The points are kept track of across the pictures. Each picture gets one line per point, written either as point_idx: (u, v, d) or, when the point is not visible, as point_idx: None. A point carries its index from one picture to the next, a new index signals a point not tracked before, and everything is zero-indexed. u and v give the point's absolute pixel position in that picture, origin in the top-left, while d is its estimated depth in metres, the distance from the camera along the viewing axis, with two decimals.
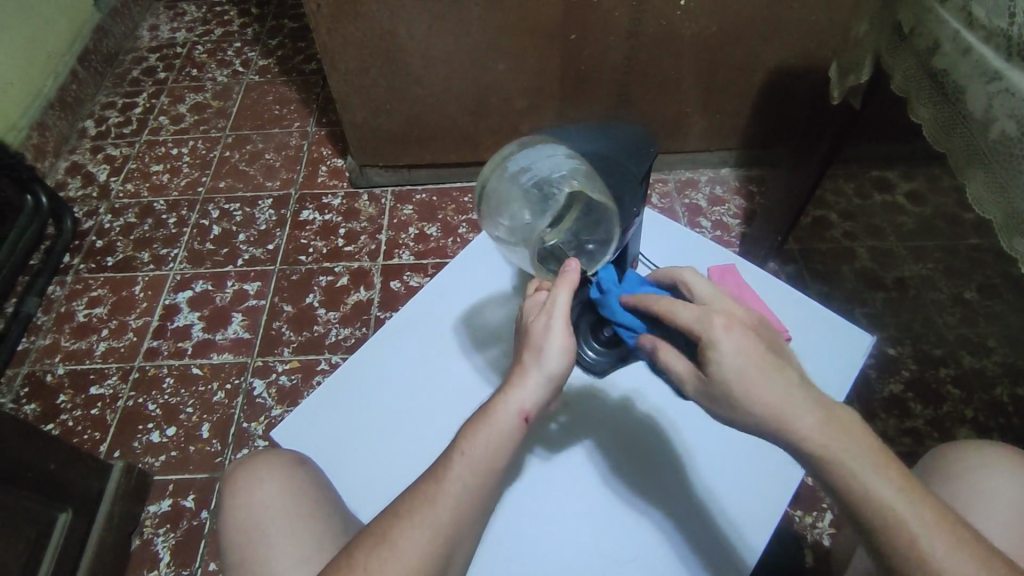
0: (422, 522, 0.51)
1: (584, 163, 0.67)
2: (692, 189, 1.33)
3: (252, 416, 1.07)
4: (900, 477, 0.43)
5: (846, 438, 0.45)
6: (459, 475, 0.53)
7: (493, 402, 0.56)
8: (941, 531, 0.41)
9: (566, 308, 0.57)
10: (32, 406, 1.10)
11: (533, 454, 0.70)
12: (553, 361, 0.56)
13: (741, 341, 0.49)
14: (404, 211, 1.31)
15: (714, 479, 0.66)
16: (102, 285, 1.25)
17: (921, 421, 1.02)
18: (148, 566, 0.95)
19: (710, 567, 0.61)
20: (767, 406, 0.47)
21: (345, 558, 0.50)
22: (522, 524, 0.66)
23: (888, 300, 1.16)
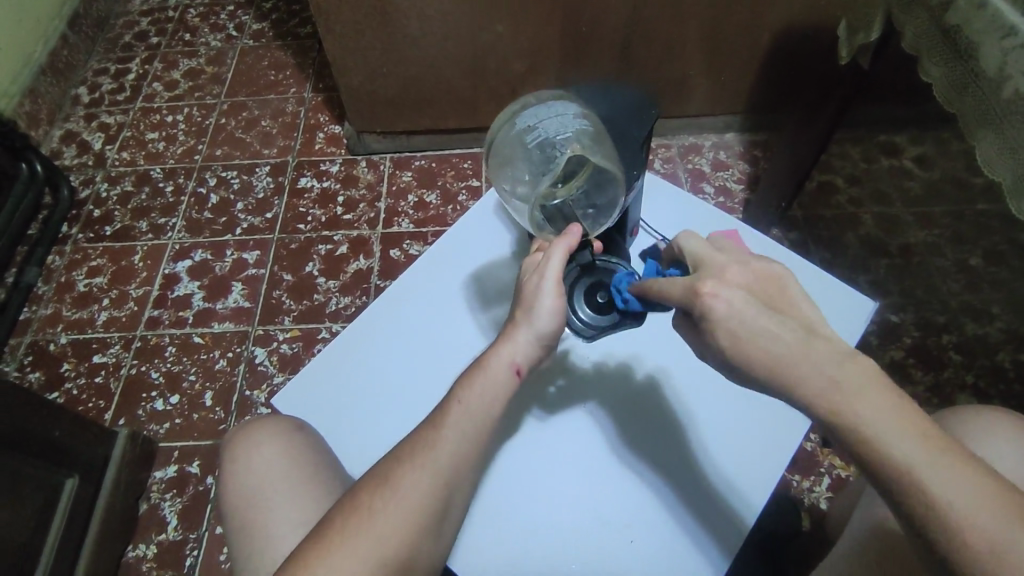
0: (425, 464, 0.51)
1: (591, 126, 0.65)
2: (695, 154, 1.31)
3: (254, 383, 1.08)
4: (925, 432, 0.39)
5: (862, 394, 0.41)
6: (456, 423, 0.54)
7: (486, 356, 0.57)
8: (972, 489, 0.36)
9: (559, 269, 0.58)
10: (36, 374, 1.11)
11: (529, 414, 0.70)
12: (543, 321, 0.57)
13: (737, 301, 0.47)
14: (403, 178, 1.30)
15: (711, 441, 0.67)
16: (101, 254, 1.25)
17: (922, 387, 1.02)
18: (156, 530, 0.97)
19: (704, 525, 0.62)
20: (773, 367, 0.44)
21: (346, 499, 0.51)
22: (516, 482, 0.66)
23: (892, 267, 1.15)
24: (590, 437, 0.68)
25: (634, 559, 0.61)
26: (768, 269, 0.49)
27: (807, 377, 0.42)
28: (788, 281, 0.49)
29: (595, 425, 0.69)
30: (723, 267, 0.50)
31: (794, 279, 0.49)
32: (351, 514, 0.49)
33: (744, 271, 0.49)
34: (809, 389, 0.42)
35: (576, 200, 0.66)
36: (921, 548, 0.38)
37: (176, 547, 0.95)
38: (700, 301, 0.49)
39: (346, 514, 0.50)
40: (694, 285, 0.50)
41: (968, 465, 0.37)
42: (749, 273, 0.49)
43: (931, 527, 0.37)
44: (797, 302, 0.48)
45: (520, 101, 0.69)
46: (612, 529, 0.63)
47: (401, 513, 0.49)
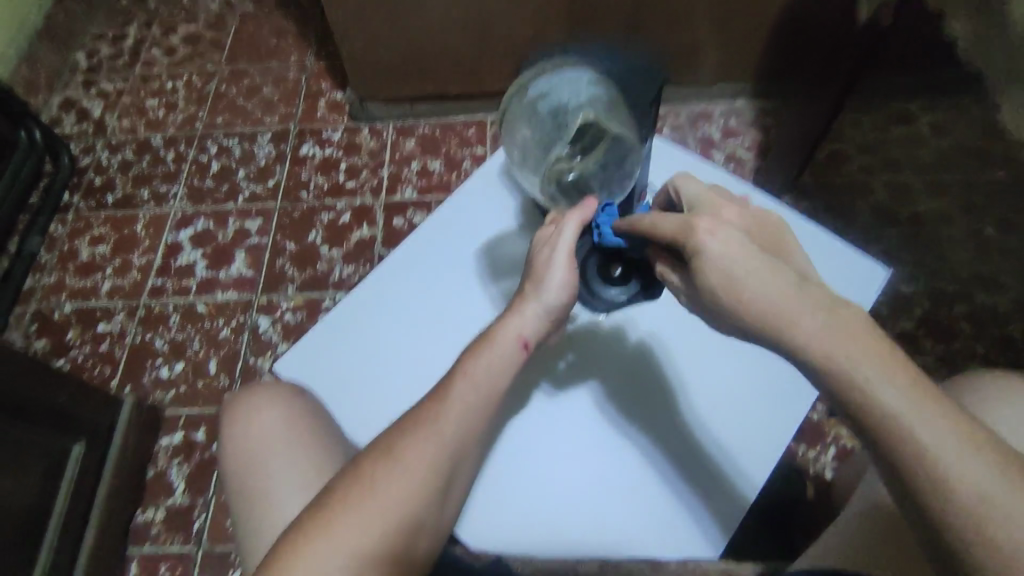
0: (430, 436, 0.51)
1: (606, 99, 0.66)
2: (705, 121, 1.28)
3: (259, 351, 1.08)
4: (906, 375, 0.40)
5: (850, 338, 0.42)
6: (461, 395, 0.53)
7: (494, 329, 0.57)
8: (947, 428, 0.38)
9: (570, 243, 0.58)
10: (43, 342, 1.12)
11: (538, 389, 0.69)
12: (551, 295, 0.57)
13: (730, 241, 0.47)
14: (406, 145, 1.27)
15: (720, 417, 0.66)
16: (103, 223, 1.24)
17: (930, 357, 1.02)
18: (164, 495, 0.98)
19: (706, 500, 0.62)
20: (764, 309, 0.45)
21: (351, 466, 0.50)
22: (523, 457, 0.66)
23: (905, 237, 1.12)
24: (597, 412, 0.67)
25: (635, 534, 0.62)
26: (763, 218, 0.52)
27: (795, 322, 0.43)
28: (780, 233, 0.52)
29: (603, 399, 0.68)
30: (717, 210, 0.53)
31: (784, 232, 0.52)
32: (353, 483, 0.48)
33: (739, 216, 0.52)
34: (799, 332, 0.43)
35: (592, 172, 0.64)
36: (895, 483, 0.40)
37: (183, 512, 0.96)
38: (694, 238, 0.49)
39: (348, 484, 0.48)
40: (688, 220, 0.50)
41: (945, 410, 0.39)
42: (745, 219, 0.52)
43: (909, 463, 0.38)
44: (788, 251, 0.50)
45: (537, 77, 0.71)
46: (617, 504, 0.63)
47: (407, 484, 0.48)
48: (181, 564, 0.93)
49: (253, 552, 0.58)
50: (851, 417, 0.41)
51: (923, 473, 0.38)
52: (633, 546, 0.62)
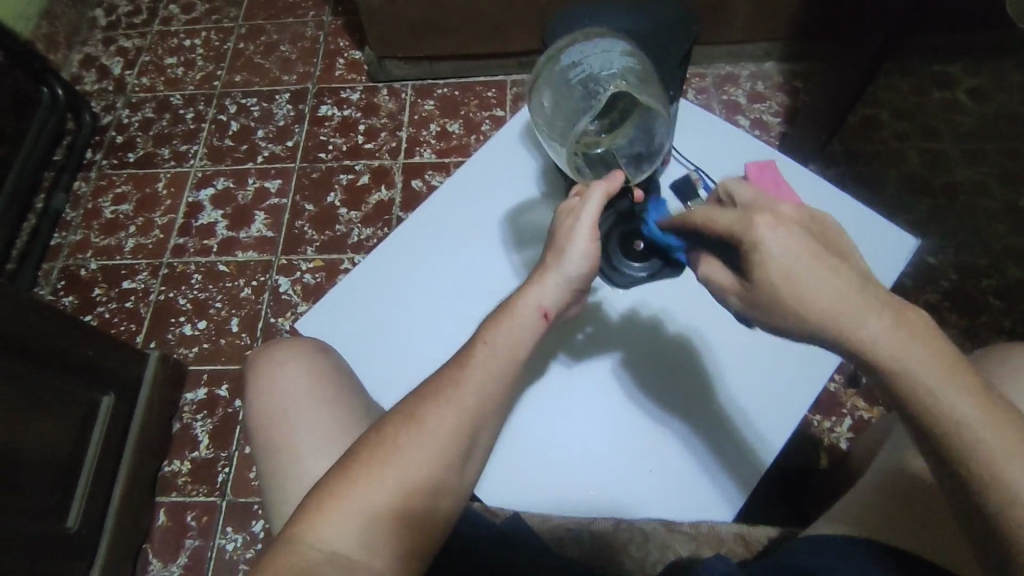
0: (450, 401, 0.50)
1: (642, 67, 0.62)
2: (731, 85, 1.24)
3: (279, 311, 1.10)
4: (970, 381, 0.40)
5: (914, 340, 0.41)
6: (481, 362, 0.52)
7: (513, 299, 0.56)
8: (1015, 435, 0.38)
9: (593, 216, 0.56)
10: (70, 298, 1.14)
11: (555, 359, 0.69)
12: (572, 265, 0.56)
13: (791, 238, 0.46)
14: (425, 106, 1.25)
15: (736, 392, 0.66)
16: (125, 181, 1.25)
17: (955, 331, 1.00)
18: (189, 448, 1.01)
19: (720, 470, 0.63)
20: (825, 310, 0.44)
21: (372, 432, 0.49)
22: (540, 426, 0.67)
23: (935, 207, 1.09)
24: (614, 380, 0.68)
25: (653, 495, 0.63)
26: (823, 214, 0.50)
27: (856, 322, 0.43)
28: (840, 232, 0.50)
29: (620, 369, 0.68)
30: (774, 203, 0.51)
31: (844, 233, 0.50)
32: (376, 448, 0.47)
33: (796, 211, 0.50)
34: (861, 334, 0.43)
35: (620, 147, 0.63)
36: (955, 488, 0.40)
37: (208, 465, 1.00)
38: (752, 237, 0.47)
39: (371, 448, 0.47)
40: (747, 214, 0.48)
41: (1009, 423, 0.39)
42: (803, 213, 0.50)
43: (978, 472, 0.38)
44: (847, 252, 0.48)
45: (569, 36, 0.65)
46: (633, 473, 0.64)
47: (429, 449, 0.47)
48: (207, 514, 0.96)
49: (275, 503, 0.60)
50: (911, 422, 0.41)
51: (988, 479, 0.38)
52: (650, 505, 0.63)
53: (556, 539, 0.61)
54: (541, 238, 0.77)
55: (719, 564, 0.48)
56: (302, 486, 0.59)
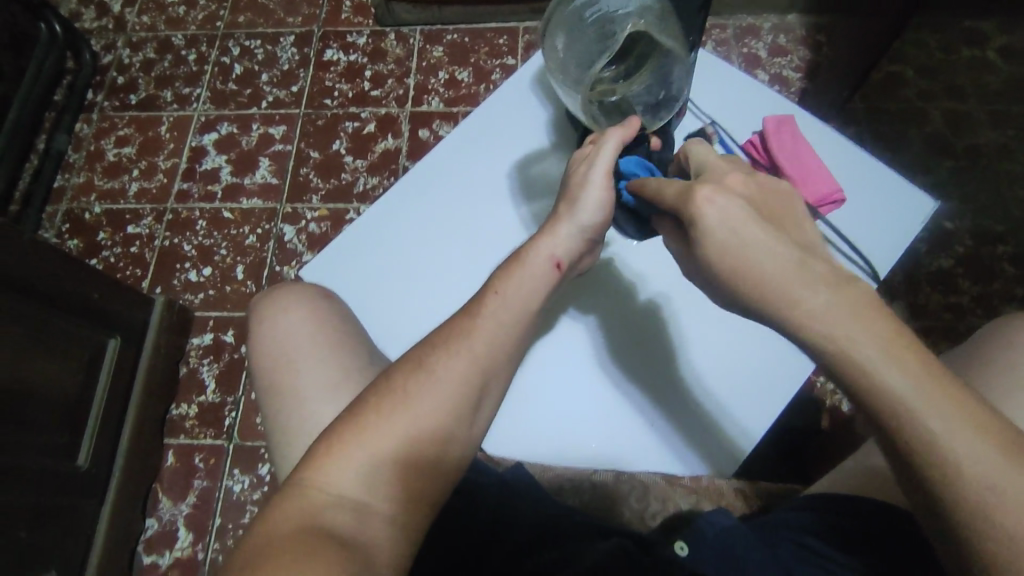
0: (462, 350, 0.48)
1: (658, 6, 0.61)
2: (752, 37, 1.19)
3: (284, 260, 1.09)
4: (915, 360, 0.37)
5: (853, 317, 0.38)
6: (494, 311, 0.50)
7: (525, 249, 0.54)
8: (962, 417, 0.36)
9: (609, 161, 0.55)
10: (75, 241, 1.14)
11: (565, 314, 0.69)
12: (586, 214, 0.55)
13: (730, 208, 0.44)
14: (434, 53, 1.21)
15: (734, 362, 0.65)
16: (128, 123, 1.23)
17: (966, 297, 0.99)
18: (196, 391, 1.03)
19: (706, 441, 0.63)
20: (763, 285, 0.42)
21: (381, 380, 0.48)
22: (542, 382, 0.67)
23: (956, 170, 1.06)
24: (622, 337, 0.67)
25: (654, 452, 0.64)
26: (774, 184, 0.47)
27: (804, 295, 0.40)
28: (794, 203, 0.47)
29: (629, 325, 0.68)
30: (725, 173, 0.48)
31: (800, 205, 0.47)
32: (384, 396, 0.46)
33: (744, 181, 0.47)
34: (798, 312, 0.40)
35: (636, 95, 0.62)
36: (900, 467, 0.37)
37: (215, 409, 1.01)
38: (692, 207, 0.45)
39: (379, 396, 0.46)
40: (689, 186, 0.46)
41: (957, 399, 0.36)
42: (752, 182, 0.47)
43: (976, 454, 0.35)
44: (797, 224, 0.45)
45: None
46: (624, 436, 0.65)
47: (440, 398, 0.46)
48: (214, 456, 0.98)
49: (280, 445, 0.60)
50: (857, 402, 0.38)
51: (931, 463, 0.36)
52: (650, 460, 0.64)
53: (556, 488, 0.62)
54: (552, 190, 0.75)
55: (722, 518, 0.49)
56: (308, 430, 0.60)
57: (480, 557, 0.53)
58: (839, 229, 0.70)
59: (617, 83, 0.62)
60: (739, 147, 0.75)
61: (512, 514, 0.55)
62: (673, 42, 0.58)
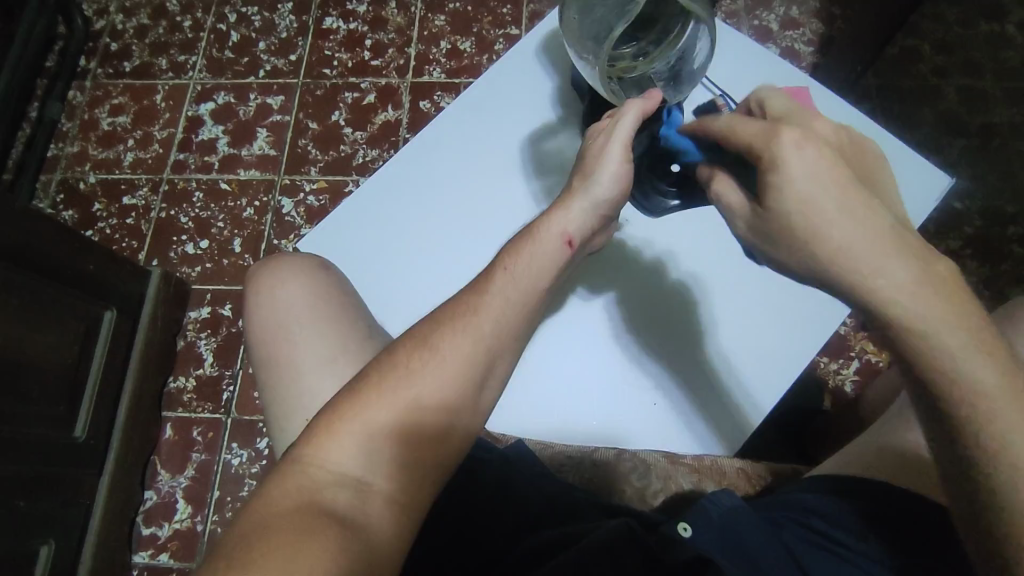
0: (466, 328, 0.46)
1: None
2: (764, 9, 1.16)
3: (282, 233, 1.08)
4: (982, 335, 0.41)
5: (927, 291, 0.41)
6: (501, 288, 0.48)
7: (535, 224, 0.52)
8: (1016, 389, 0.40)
9: (629, 132, 0.53)
10: (70, 213, 1.12)
11: (574, 293, 0.68)
12: (602, 189, 0.53)
13: (818, 157, 0.43)
14: (436, 22, 1.18)
15: (743, 341, 0.66)
16: (122, 92, 1.20)
17: (974, 279, 0.97)
18: (195, 365, 1.02)
19: (715, 419, 0.64)
20: (836, 244, 0.43)
21: (382, 357, 0.46)
22: (551, 361, 0.67)
23: (968, 150, 1.04)
24: (632, 315, 0.67)
25: (655, 430, 0.65)
26: (856, 136, 0.47)
27: (867, 259, 0.42)
28: (867, 156, 0.47)
29: (639, 303, 0.68)
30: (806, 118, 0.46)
31: (871, 159, 0.47)
32: (386, 374, 0.45)
33: (832, 129, 0.46)
34: (877, 282, 0.42)
35: (657, 71, 0.60)
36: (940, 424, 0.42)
37: (213, 382, 1.00)
38: (776, 152, 0.44)
39: (380, 373, 0.45)
40: (775, 126, 0.44)
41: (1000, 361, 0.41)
42: (837, 133, 0.46)
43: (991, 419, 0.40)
44: (873, 181, 0.46)
45: None
46: (634, 414, 0.65)
47: (445, 375, 0.45)
48: (212, 430, 0.98)
49: (277, 418, 0.60)
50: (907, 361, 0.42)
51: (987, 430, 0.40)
52: (659, 438, 0.65)
53: (556, 466, 0.62)
54: (563, 167, 0.73)
55: (726, 498, 0.48)
56: (305, 404, 0.59)
57: (479, 535, 0.52)
58: None
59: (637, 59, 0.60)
60: None
61: (511, 491, 0.54)
62: (700, 9, 0.54)
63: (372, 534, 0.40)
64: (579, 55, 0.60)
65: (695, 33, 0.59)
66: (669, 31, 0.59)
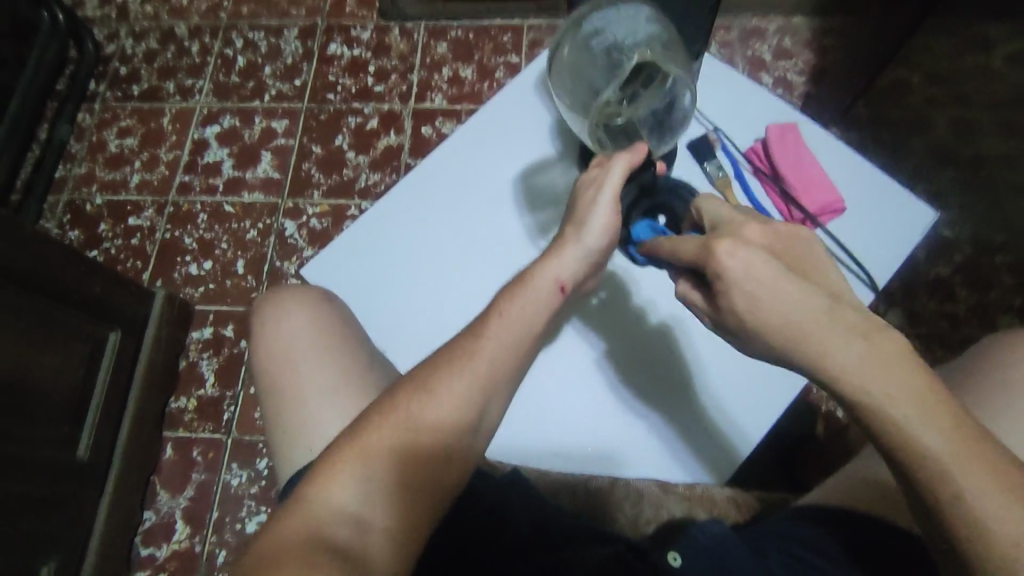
0: (462, 371, 0.48)
1: (665, 31, 0.61)
2: (757, 39, 1.19)
3: (285, 255, 1.09)
4: (941, 410, 0.39)
5: (883, 370, 0.40)
6: (497, 332, 0.50)
7: (530, 271, 0.54)
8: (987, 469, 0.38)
9: (618, 184, 0.55)
10: (76, 233, 1.14)
11: (568, 326, 0.69)
12: (593, 238, 0.54)
13: (755, 264, 0.43)
14: (438, 49, 1.21)
15: (734, 378, 0.65)
16: (130, 114, 1.22)
17: (963, 306, 0.99)
18: (196, 385, 1.03)
19: (705, 456, 0.64)
20: (794, 338, 0.42)
21: (384, 399, 0.48)
22: (543, 393, 0.67)
23: (956, 179, 1.07)
24: (626, 346, 0.68)
25: (649, 461, 0.64)
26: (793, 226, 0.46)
27: (828, 352, 0.41)
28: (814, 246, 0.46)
29: (634, 333, 0.68)
30: (739, 223, 0.47)
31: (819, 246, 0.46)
32: (382, 416, 0.46)
33: (762, 231, 0.46)
34: (832, 371, 0.41)
35: (642, 118, 0.62)
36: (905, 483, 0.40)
37: (215, 402, 1.02)
38: (714, 260, 0.45)
39: (378, 414, 0.47)
40: (708, 241, 0.46)
41: (979, 453, 0.38)
42: (770, 232, 0.46)
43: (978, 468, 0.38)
44: (820, 271, 0.45)
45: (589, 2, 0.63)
46: (624, 448, 0.65)
47: (441, 418, 0.47)
48: (213, 450, 0.99)
49: (280, 448, 0.61)
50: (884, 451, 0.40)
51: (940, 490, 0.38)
52: (651, 473, 0.64)
53: (551, 493, 0.63)
54: (559, 199, 0.75)
55: (714, 526, 0.49)
56: (308, 434, 0.60)
57: (476, 557, 0.54)
58: (837, 238, 0.70)
59: (623, 105, 0.61)
60: (742, 155, 0.75)
61: (508, 518, 0.56)
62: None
63: (371, 565, 0.42)
64: (571, 110, 0.64)
65: (679, 84, 0.61)
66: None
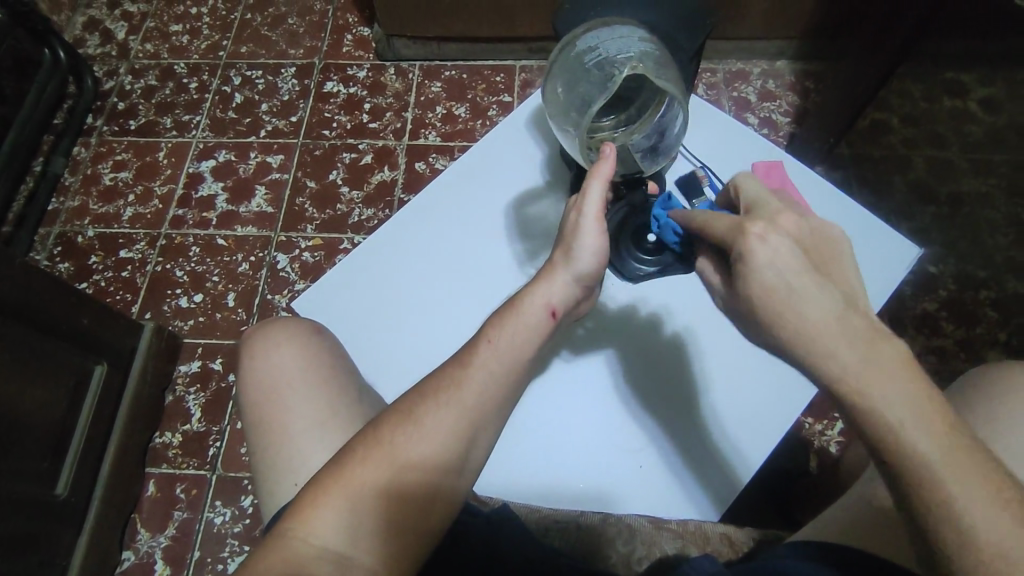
0: (449, 403, 0.48)
1: (658, 50, 0.62)
2: (742, 81, 1.23)
3: (275, 288, 1.09)
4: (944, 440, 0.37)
5: (887, 376, 0.38)
6: (484, 362, 0.50)
7: (518, 297, 0.54)
8: (969, 482, 0.36)
9: (598, 204, 0.55)
10: (66, 265, 1.13)
11: (558, 356, 0.72)
12: (582, 262, 0.55)
13: (782, 252, 0.43)
14: (432, 88, 1.24)
15: (723, 406, 0.69)
16: (126, 148, 1.24)
17: (950, 341, 1.01)
18: (181, 420, 1.01)
19: (687, 491, 0.66)
20: (804, 327, 0.41)
21: (369, 429, 0.47)
22: (536, 426, 0.70)
23: (938, 217, 1.09)
24: (614, 382, 0.71)
25: (635, 493, 0.66)
26: (825, 228, 0.46)
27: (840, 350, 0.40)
28: (844, 248, 0.45)
29: (624, 368, 0.71)
30: (777, 211, 0.46)
31: (847, 248, 0.45)
32: (370, 448, 0.46)
33: (798, 222, 0.45)
34: (832, 363, 0.40)
35: (636, 142, 0.64)
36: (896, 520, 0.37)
37: (199, 438, 1.00)
38: (743, 243, 0.45)
39: (366, 445, 0.46)
40: (742, 222, 0.46)
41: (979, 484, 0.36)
42: (806, 225, 0.45)
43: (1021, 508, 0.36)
44: (843, 269, 0.44)
45: (582, 26, 0.65)
46: (609, 480, 0.67)
47: (425, 453, 0.46)
48: (196, 487, 0.97)
49: (267, 482, 0.60)
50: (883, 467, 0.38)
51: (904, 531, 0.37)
52: (635, 506, 0.66)
53: (543, 528, 0.62)
54: (552, 232, 0.76)
55: (706, 564, 0.47)
56: (295, 468, 0.59)
57: None
58: None
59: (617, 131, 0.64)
60: None
61: (497, 552, 0.54)
62: (673, 87, 0.58)
63: None
64: (561, 126, 0.64)
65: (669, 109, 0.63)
66: (645, 109, 0.65)
